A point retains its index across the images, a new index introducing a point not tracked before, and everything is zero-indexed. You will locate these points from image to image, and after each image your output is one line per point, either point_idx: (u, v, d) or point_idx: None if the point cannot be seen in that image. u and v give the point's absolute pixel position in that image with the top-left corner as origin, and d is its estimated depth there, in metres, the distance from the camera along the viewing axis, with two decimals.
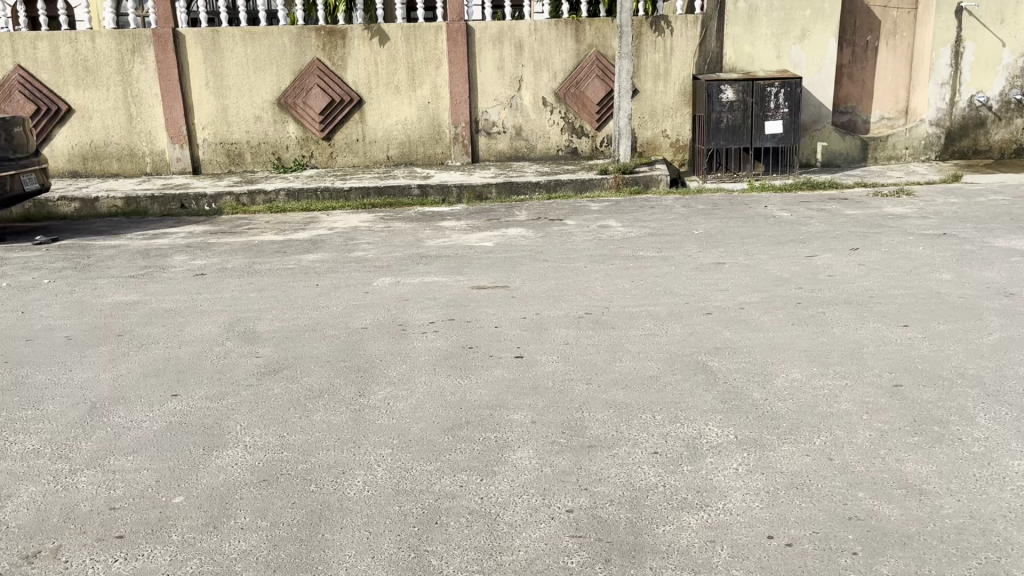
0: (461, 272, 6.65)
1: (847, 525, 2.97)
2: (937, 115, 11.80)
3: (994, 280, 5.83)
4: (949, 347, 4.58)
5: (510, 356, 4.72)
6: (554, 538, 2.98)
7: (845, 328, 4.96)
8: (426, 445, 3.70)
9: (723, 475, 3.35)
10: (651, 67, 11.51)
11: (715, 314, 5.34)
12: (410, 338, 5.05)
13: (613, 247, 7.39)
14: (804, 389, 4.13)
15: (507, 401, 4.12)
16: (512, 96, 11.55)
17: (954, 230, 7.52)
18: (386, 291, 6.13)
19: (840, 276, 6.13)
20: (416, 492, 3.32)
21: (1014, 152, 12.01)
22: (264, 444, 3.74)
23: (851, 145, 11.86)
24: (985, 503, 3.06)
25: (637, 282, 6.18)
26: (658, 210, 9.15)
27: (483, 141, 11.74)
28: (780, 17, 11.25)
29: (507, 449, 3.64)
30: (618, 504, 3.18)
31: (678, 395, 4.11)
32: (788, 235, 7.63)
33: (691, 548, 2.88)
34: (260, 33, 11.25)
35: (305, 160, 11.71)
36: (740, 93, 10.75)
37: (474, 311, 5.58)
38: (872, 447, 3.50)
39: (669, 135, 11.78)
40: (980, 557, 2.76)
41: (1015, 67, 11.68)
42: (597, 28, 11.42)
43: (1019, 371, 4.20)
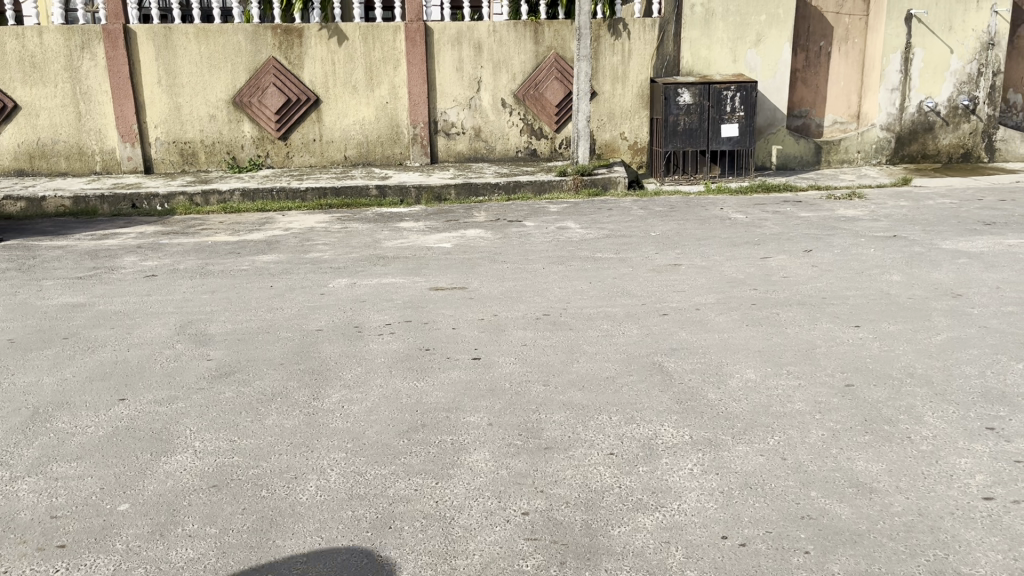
0: (419, 273, 6.61)
1: (800, 525, 2.99)
2: (888, 120, 12.04)
3: (941, 282, 5.95)
4: (899, 348, 4.66)
5: (467, 358, 4.70)
6: (509, 542, 2.96)
7: (798, 329, 5.02)
8: (381, 449, 3.65)
9: (678, 475, 3.36)
10: (609, 69, 11.56)
11: (671, 315, 5.38)
12: (365, 340, 5.00)
13: (572, 249, 7.40)
14: (758, 389, 4.16)
15: (463, 404, 4.09)
16: (471, 97, 11.53)
17: (905, 233, 7.67)
18: (342, 293, 6.06)
19: (794, 277, 6.22)
20: (370, 497, 3.28)
21: (961, 156, 12.29)
22: (215, 449, 3.67)
23: (805, 148, 12.04)
24: (933, 501, 3.11)
25: (595, 283, 6.20)
26: (616, 212, 9.18)
27: (441, 141, 11.69)
28: (735, 21, 11.41)
29: (463, 453, 3.61)
30: (574, 506, 3.17)
31: (634, 396, 4.12)
32: (744, 237, 7.71)
33: (646, 549, 2.89)
34: (214, 32, 11.07)
35: (260, 160, 11.56)
36: (697, 97, 10.85)
37: (431, 312, 5.54)
38: (824, 447, 3.54)
39: (627, 137, 11.84)
40: (929, 554, 2.80)
41: (963, 74, 11.96)
42: (556, 30, 11.44)
43: (966, 371, 4.29)
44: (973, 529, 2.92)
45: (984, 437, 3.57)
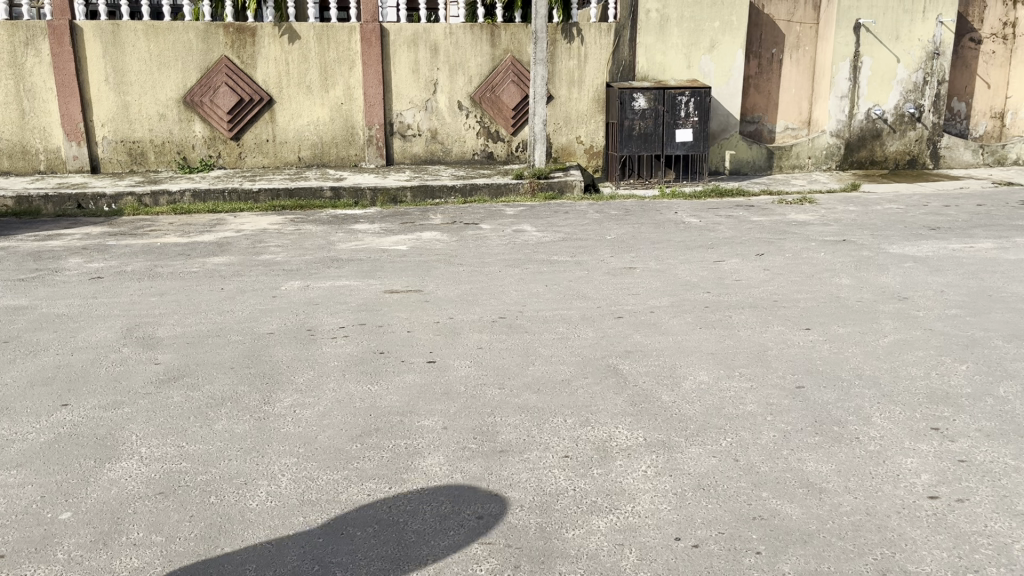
0: (374, 275, 6.55)
1: (751, 525, 3.02)
2: (837, 127, 12.28)
3: (889, 285, 6.07)
4: (848, 350, 4.74)
5: (422, 361, 4.66)
6: (463, 547, 2.93)
7: (751, 332, 5.08)
8: (334, 454, 3.60)
9: (632, 478, 3.37)
10: (566, 73, 11.59)
11: (625, 318, 5.41)
12: (318, 344, 4.93)
13: (528, 252, 7.40)
14: (711, 391, 4.19)
15: (418, 407, 4.06)
16: (427, 99, 11.48)
17: (854, 237, 7.82)
18: (295, 295, 5.98)
19: (746, 280, 6.30)
20: (322, 502, 3.23)
21: (907, 163, 12.60)
22: (162, 455, 3.58)
23: (757, 154, 12.22)
24: (880, 500, 3.16)
25: (550, 287, 6.20)
26: (572, 215, 9.21)
27: (397, 143, 11.62)
28: (690, 27, 11.55)
29: (417, 457, 3.58)
30: (528, 509, 3.16)
31: (589, 399, 4.13)
32: (697, 240, 7.79)
33: (600, 552, 2.89)
34: (164, 29, 10.86)
35: (212, 160, 11.38)
36: (652, 101, 10.95)
37: (385, 315, 5.49)
38: (776, 448, 3.58)
39: (583, 141, 11.89)
40: (876, 552, 2.84)
41: (909, 82, 12.27)
42: (512, 33, 11.46)
43: (911, 372, 4.38)
44: (919, 528, 2.98)
45: (929, 438, 3.64)
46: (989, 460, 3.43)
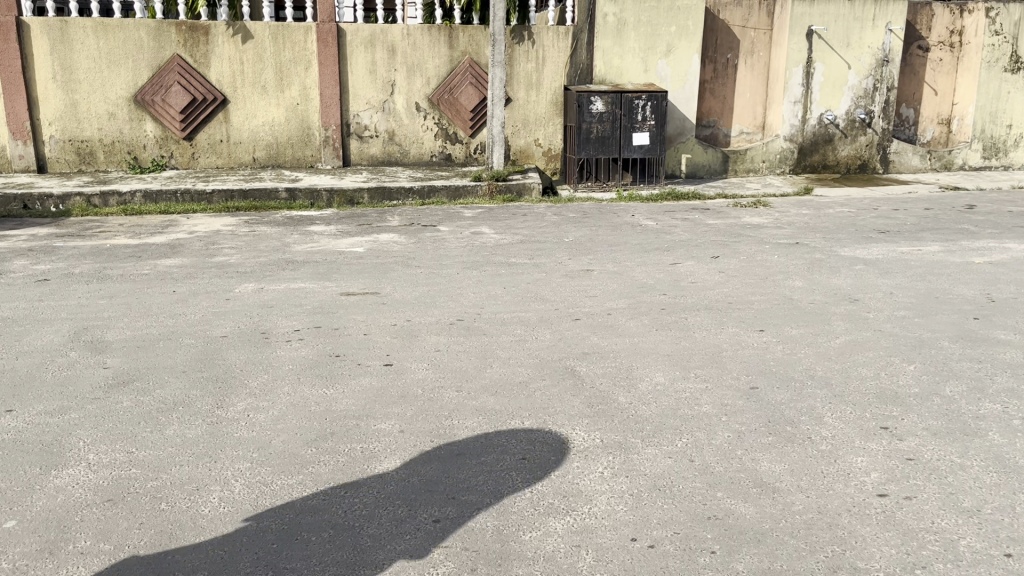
0: (330, 278, 6.48)
1: (706, 525, 3.05)
2: (790, 132, 12.49)
3: (840, 287, 6.18)
4: (801, 351, 4.82)
5: (378, 364, 4.63)
6: (420, 551, 2.91)
7: (706, 333, 5.14)
8: (289, 459, 3.56)
9: (589, 479, 3.39)
10: (524, 76, 11.61)
11: (583, 320, 5.43)
12: (273, 347, 4.86)
13: (486, 254, 7.38)
14: (667, 393, 4.23)
15: (375, 411, 4.02)
16: (384, 100, 11.42)
17: (807, 240, 7.95)
18: (249, 298, 5.89)
19: (701, 283, 6.36)
20: (277, 508, 3.18)
21: (858, 167, 12.87)
22: (111, 461, 3.50)
23: (713, 157, 12.37)
24: (831, 498, 3.22)
25: (508, 289, 6.20)
26: (530, 217, 9.22)
27: (354, 144, 11.54)
28: (646, 32, 11.65)
29: (373, 460, 3.55)
30: (485, 512, 3.15)
31: (546, 401, 4.13)
32: (654, 243, 7.85)
33: (556, 554, 2.89)
34: (114, 27, 10.64)
35: (164, 160, 11.19)
36: (609, 105, 11.01)
37: (342, 318, 5.43)
38: (730, 448, 3.62)
39: (541, 144, 11.92)
40: (827, 550, 2.89)
41: (860, 88, 12.52)
42: (470, 35, 11.46)
43: (862, 373, 4.46)
44: (869, 525, 3.03)
45: (878, 437, 3.71)
46: (936, 458, 3.51)
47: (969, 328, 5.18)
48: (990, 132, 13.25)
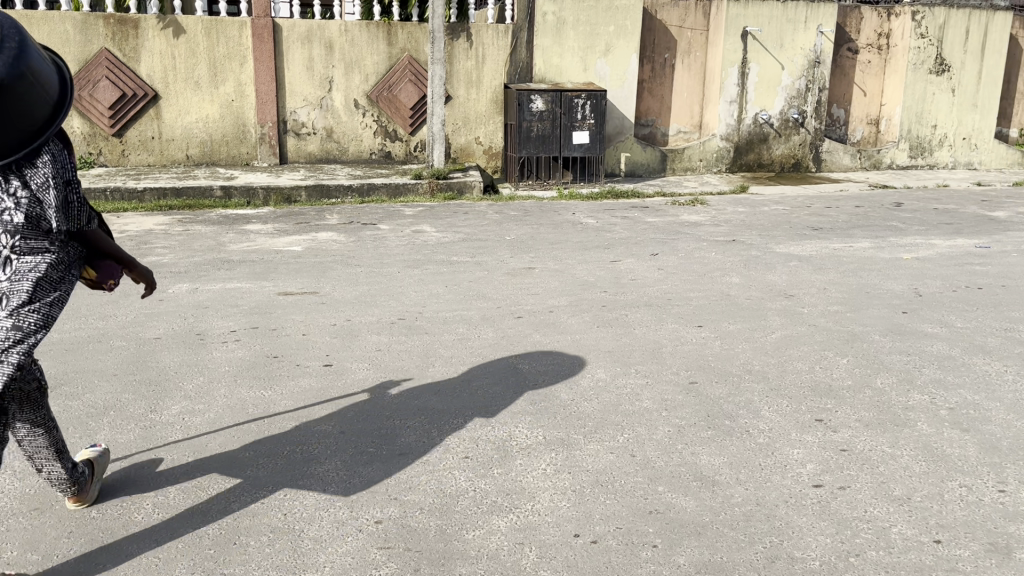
0: (267, 277, 6.36)
1: (648, 519, 3.08)
2: (727, 131, 12.71)
3: (775, 283, 6.31)
4: (738, 346, 4.91)
5: (318, 365, 4.56)
6: (361, 552, 2.88)
7: (646, 329, 5.19)
8: (226, 462, 3.48)
9: (532, 475, 3.39)
10: (463, 73, 11.57)
11: (525, 318, 5.43)
12: (208, 349, 4.75)
13: (427, 252, 7.34)
14: (608, 389, 4.26)
15: (314, 412, 3.96)
16: (322, 97, 11.26)
17: (743, 237, 8.09)
18: (183, 298, 5.74)
19: (641, 279, 6.43)
20: (214, 513, 3.10)
21: (792, 166, 13.17)
22: (37, 469, 3.38)
23: (651, 156, 12.51)
24: (769, 490, 3.28)
25: (450, 287, 6.18)
26: (472, 216, 9.20)
27: (291, 142, 11.36)
28: (585, 31, 11.73)
29: (313, 462, 3.49)
30: (428, 511, 3.13)
31: (489, 400, 4.12)
32: (595, 241, 7.90)
33: (500, 552, 2.88)
34: (38, 18, 10.25)
35: (92, 157, 10.83)
36: (549, 104, 11.04)
37: (280, 318, 5.33)
38: (671, 443, 3.66)
39: (481, 142, 11.90)
40: (765, 541, 2.94)
41: (793, 89, 12.81)
42: (409, 32, 11.37)
43: (797, 367, 4.56)
44: (805, 515, 3.10)
45: (814, 429, 3.80)
46: (869, 448, 3.61)
47: (898, 322, 5.34)
48: (916, 132, 13.70)
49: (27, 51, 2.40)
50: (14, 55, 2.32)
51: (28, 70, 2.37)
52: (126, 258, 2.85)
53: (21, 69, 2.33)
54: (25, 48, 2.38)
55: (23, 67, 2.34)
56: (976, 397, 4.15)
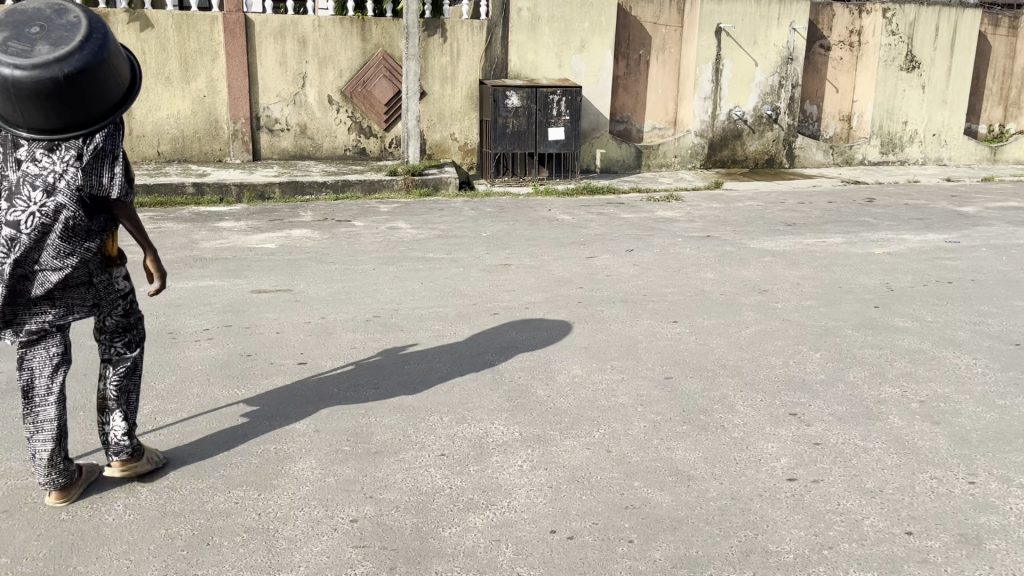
0: (240, 275, 6.30)
1: (624, 515, 3.09)
2: (701, 127, 12.77)
3: (750, 278, 6.36)
4: (713, 341, 4.93)
5: (292, 363, 4.52)
6: (337, 551, 2.86)
7: (622, 325, 5.21)
8: (199, 462, 3.44)
9: (508, 473, 3.39)
10: (438, 70, 11.52)
11: (501, 314, 5.43)
12: (180, 348, 4.70)
13: (403, 249, 7.31)
14: (584, 384, 4.27)
15: (288, 411, 3.93)
16: (296, 93, 11.17)
17: (717, 233, 8.13)
18: (154, 297, 5.68)
19: (617, 276, 6.45)
20: (186, 513, 3.07)
21: (765, 161, 13.26)
22: (5, 471, 3.32)
23: (627, 152, 12.53)
24: (743, 484, 3.30)
25: (426, 284, 6.16)
26: (447, 212, 9.17)
27: (264, 138, 11.26)
28: (560, 27, 11.75)
29: (288, 462, 3.46)
30: (404, 510, 3.12)
31: (465, 397, 4.11)
32: (570, 237, 7.91)
33: (476, 549, 2.87)
34: None
35: None
36: (524, 100, 11.03)
37: (254, 316, 5.29)
38: (646, 438, 3.68)
39: (457, 139, 11.86)
40: (740, 535, 2.96)
41: (766, 85, 12.90)
42: (383, 28, 11.30)
43: (771, 361, 4.59)
44: (779, 509, 3.12)
45: (788, 423, 3.83)
46: (841, 441, 3.65)
47: (870, 316, 5.40)
48: (887, 128, 13.85)
49: (109, 43, 2.90)
50: (94, 47, 2.81)
51: (105, 59, 2.84)
52: (150, 245, 3.07)
53: (99, 58, 2.81)
54: (108, 43, 2.88)
55: (101, 56, 2.82)
56: (946, 390, 4.21)
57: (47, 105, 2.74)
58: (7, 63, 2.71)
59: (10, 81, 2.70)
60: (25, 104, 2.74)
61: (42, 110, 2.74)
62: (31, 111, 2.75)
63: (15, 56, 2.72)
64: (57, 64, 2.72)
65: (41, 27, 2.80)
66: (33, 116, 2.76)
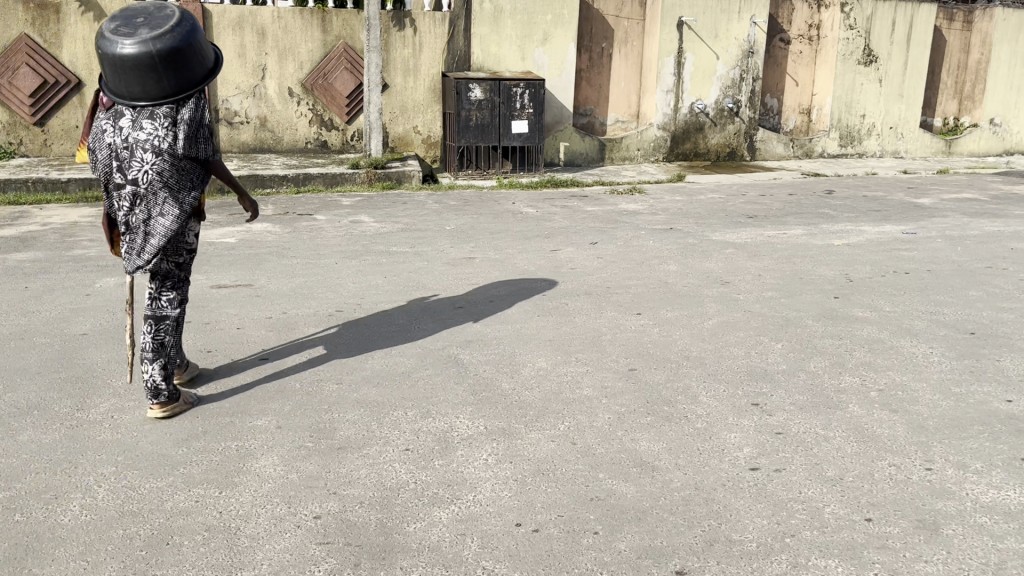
0: (199, 270, 6.19)
1: (589, 506, 3.09)
2: (663, 120, 12.84)
3: (712, 270, 6.40)
4: (676, 332, 4.96)
5: (253, 359, 4.46)
6: (300, 548, 2.83)
7: (586, 318, 5.22)
8: (158, 460, 3.38)
9: (473, 467, 3.37)
10: (400, 62, 11.43)
11: (465, 308, 5.40)
12: (138, 345, 4.60)
13: (365, 243, 7.26)
14: (549, 376, 4.27)
15: (250, 407, 3.87)
16: (255, 85, 11.02)
17: (680, 225, 8.18)
18: (111, 293, 5.57)
19: (581, 268, 6.46)
20: (145, 513, 3.01)
21: (727, 154, 13.38)
22: None
23: (590, 146, 12.55)
24: (707, 474, 3.32)
25: (390, 278, 6.11)
26: (411, 206, 9.12)
27: (223, 131, 11.09)
28: (522, 19, 11.77)
29: (250, 458, 3.41)
30: (368, 505, 3.09)
31: (429, 391, 4.09)
32: (534, 230, 7.91)
33: (442, 544, 2.86)
34: None
35: (13, 147, 10.40)
36: (488, 93, 10.99)
37: (213, 312, 5.21)
38: (610, 430, 3.69)
39: (420, 132, 11.77)
40: (704, 524, 2.98)
41: (727, 78, 13.01)
42: (344, 19, 11.19)
43: (733, 352, 4.63)
44: (742, 498, 3.15)
45: (750, 413, 3.86)
46: (802, 430, 3.69)
47: (830, 307, 5.46)
48: (845, 121, 14.05)
49: (196, 33, 3.70)
50: (183, 33, 3.60)
51: (191, 42, 3.61)
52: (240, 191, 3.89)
53: (186, 41, 3.59)
54: (195, 32, 3.68)
55: (188, 40, 3.61)
56: (904, 378, 4.28)
57: (146, 74, 3.53)
58: (117, 42, 3.51)
59: (118, 56, 3.50)
60: (130, 75, 3.53)
61: (142, 78, 3.53)
62: (135, 80, 3.54)
63: (124, 37, 3.53)
64: (155, 42, 3.51)
65: (144, 20, 3.64)
66: (136, 83, 3.55)
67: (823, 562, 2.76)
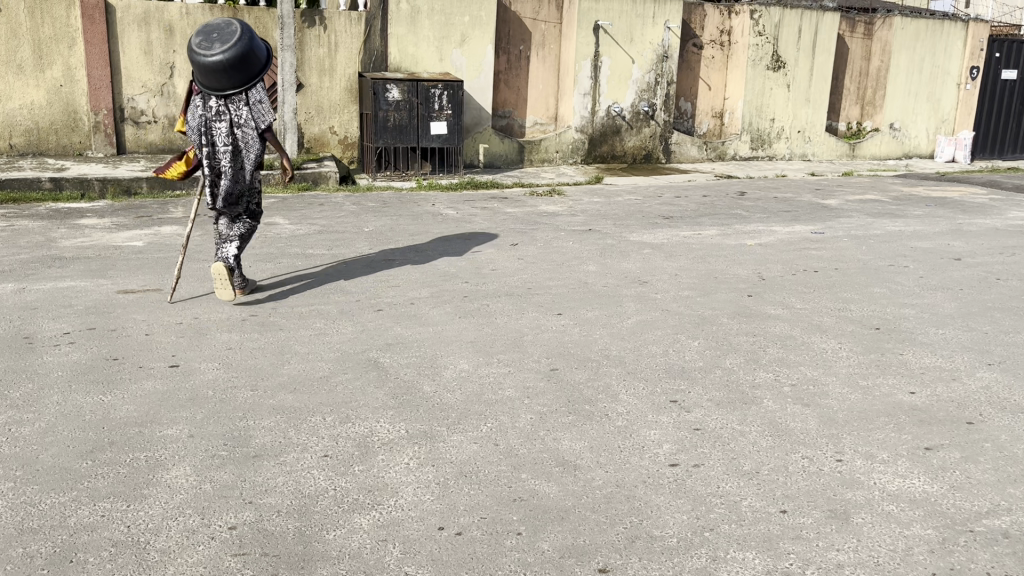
0: (104, 275, 5.94)
1: (512, 508, 3.08)
2: (581, 123, 12.97)
3: (630, 270, 6.49)
4: (596, 332, 5.00)
5: (163, 366, 4.29)
6: (213, 560, 2.72)
7: (507, 319, 5.21)
8: (58, 474, 3.21)
9: (394, 471, 3.32)
10: (316, 61, 11.24)
11: (386, 310, 5.34)
12: (38, 353, 4.38)
13: (281, 246, 7.09)
14: (470, 378, 4.25)
15: (160, 416, 3.72)
16: (163, 84, 10.70)
17: (599, 227, 8.27)
18: (8, 299, 5.28)
19: (502, 269, 6.46)
20: (46, 529, 2.86)
21: (643, 156, 13.61)
22: None
23: (510, 147, 12.57)
24: (629, 471, 3.35)
25: (307, 281, 5.99)
26: (327, 208, 8.94)
27: (129, 130, 10.69)
28: (440, 21, 11.72)
29: (160, 470, 3.28)
30: (286, 514, 3.00)
31: (348, 395, 4.01)
32: (454, 232, 7.87)
33: (362, 550, 2.80)
34: None
35: None
36: (406, 93, 10.90)
37: (120, 318, 4.99)
38: (532, 430, 3.68)
39: (336, 132, 11.58)
40: (625, 521, 3.00)
41: (642, 82, 13.24)
42: (257, 17, 10.94)
43: (652, 350, 4.70)
44: (662, 494, 3.19)
45: (669, 410, 3.92)
46: (719, 426, 3.76)
47: (744, 305, 5.60)
48: (756, 125, 14.47)
49: (254, 39, 5.07)
50: (247, 42, 4.98)
51: (251, 49, 4.99)
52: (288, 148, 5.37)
53: (249, 47, 4.99)
54: (253, 40, 5.06)
55: (250, 46, 5.00)
56: (815, 373, 4.42)
57: (222, 75, 4.96)
58: (201, 54, 4.93)
59: (202, 63, 4.92)
60: (210, 75, 4.97)
61: (219, 77, 4.97)
62: (214, 78, 4.98)
63: (206, 50, 4.93)
64: (226, 51, 4.91)
65: (217, 32, 5.01)
66: (216, 81, 5.00)
67: (741, 555, 2.81)
